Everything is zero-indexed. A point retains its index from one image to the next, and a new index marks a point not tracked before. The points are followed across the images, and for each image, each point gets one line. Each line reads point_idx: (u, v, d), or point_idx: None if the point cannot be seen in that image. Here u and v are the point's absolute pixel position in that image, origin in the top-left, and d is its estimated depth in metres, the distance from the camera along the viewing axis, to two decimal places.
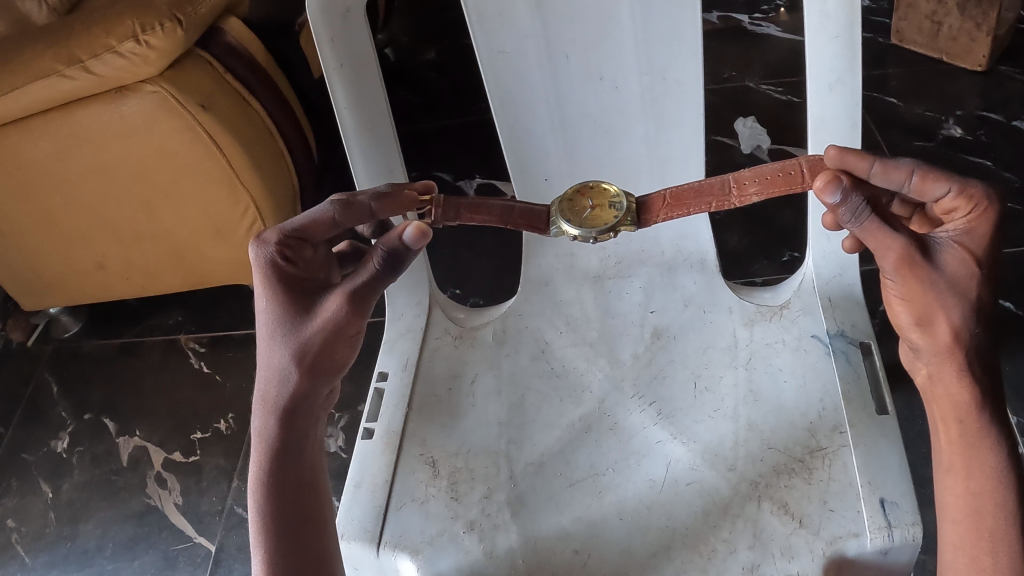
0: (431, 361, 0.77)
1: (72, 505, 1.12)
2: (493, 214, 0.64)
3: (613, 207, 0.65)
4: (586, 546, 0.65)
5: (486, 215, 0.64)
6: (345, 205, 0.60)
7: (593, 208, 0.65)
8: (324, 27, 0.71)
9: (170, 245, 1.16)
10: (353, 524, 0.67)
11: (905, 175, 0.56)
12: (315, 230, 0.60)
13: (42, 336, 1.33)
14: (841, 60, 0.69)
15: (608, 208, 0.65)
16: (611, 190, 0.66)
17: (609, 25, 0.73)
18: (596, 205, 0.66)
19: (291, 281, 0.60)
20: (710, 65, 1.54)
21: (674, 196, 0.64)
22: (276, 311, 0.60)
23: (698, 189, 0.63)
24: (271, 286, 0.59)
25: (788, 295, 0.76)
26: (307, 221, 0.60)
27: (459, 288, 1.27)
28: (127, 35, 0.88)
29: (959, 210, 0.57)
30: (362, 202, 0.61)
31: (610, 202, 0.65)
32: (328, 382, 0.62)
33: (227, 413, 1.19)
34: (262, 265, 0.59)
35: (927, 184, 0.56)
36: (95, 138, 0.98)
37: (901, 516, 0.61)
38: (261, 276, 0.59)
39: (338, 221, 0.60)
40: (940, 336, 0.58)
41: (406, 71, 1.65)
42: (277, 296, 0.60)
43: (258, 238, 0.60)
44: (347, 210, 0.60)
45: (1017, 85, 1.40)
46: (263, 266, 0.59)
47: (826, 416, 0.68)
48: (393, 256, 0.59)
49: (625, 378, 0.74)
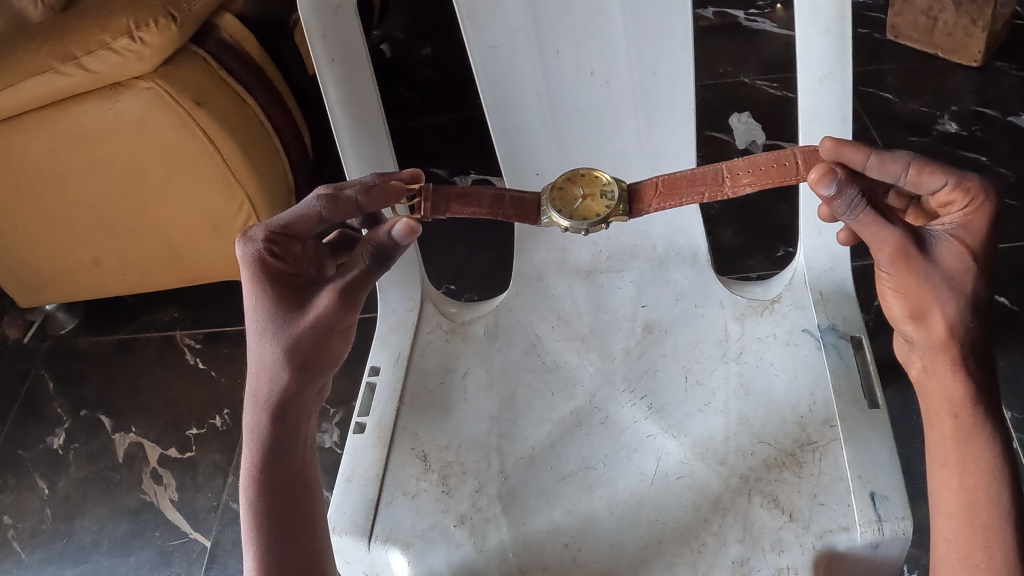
0: (423, 355, 0.77)
1: (68, 500, 1.12)
2: (482, 205, 0.65)
3: (603, 197, 0.65)
4: (576, 540, 0.65)
5: (476, 206, 0.65)
6: (331, 200, 0.60)
7: (583, 198, 0.66)
8: (315, 22, 0.71)
9: (165, 240, 1.16)
10: (345, 518, 0.67)
11: (902, 167, 0.56)
12: (302, 226, 0.60)
13: (39, 332, 1.33)
14: (832, 53, 0.69)
15: (600, 197, 0.65)
16: (602, 178, 0.66)
17: (601, 20, 0.73)
18: (586, 195, 0.66)
19: (279, 278, 0.60)
20: (706, 61, 1.53)
21: (666, 185, 0.64)
22: (265, 308, 0.59)
23: (691, 178, 0.63)
24: (260, 283, 0.59)
25: (779, 289, 0.77)
26: (294, 216, 0.60)
27: (454, 284, 1.28)
28: (122, 31, 0.88)
29: (955, 203, 0.56)
30: (349, 196, 0.61)
31: (601, 191, 0.65)
32: (320, 377, 0.62)
33: (223, 409, 1.19)
34: (248, 261, 0.58)
35: (924, 176, 0.56)
36: (90, 133, 0.98)
37: (891, 510, 0.61)
38: (248, 273, 0.59)
39: (326, 216, 0.60)
40: (934, 329, 0.58)
41: (401, 67, 1.65)
42: (265, 292, 0.59)
43: (244, 235, 0.59)
44: (334, 205, 0.60)
45: (1012, 80, 1.40)
46: (250, 262, 0.58)
47: (818, 409, 0.68)
48: (381, 252, 0.60)
49: (617, 372, 0.74)
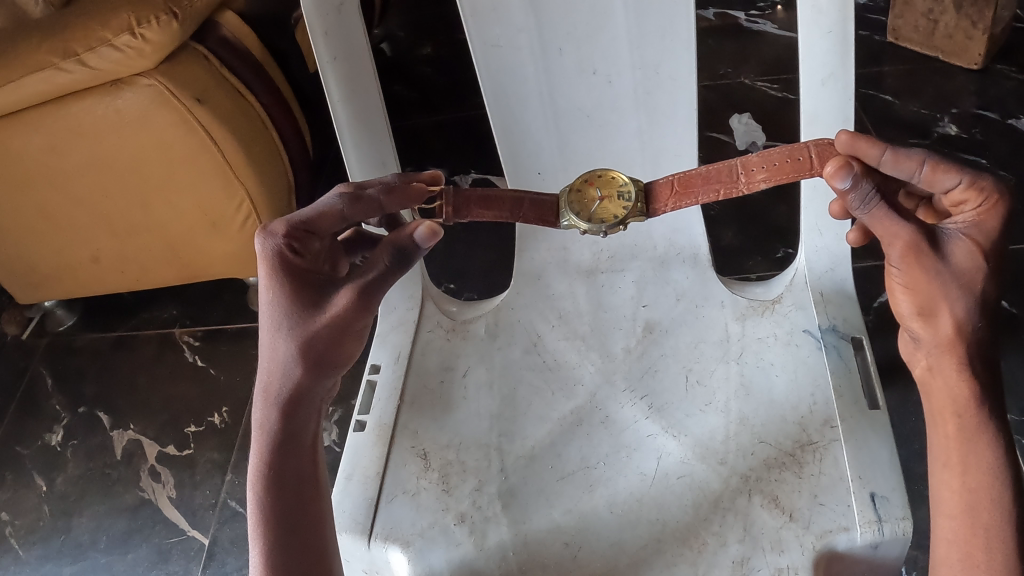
0: (423, 354, 0.77)
1: (66, 498, 1.12)
2: (502, 207, 0.66)
3: (621, 198, 0.66)
4: (577, 539, 0.65)
5: (496, 210, 0.66)
6: (352, 199, 0.60)
7: (600, 200, 0.66)
8: (317, 20, 0.71)
9: (163, 237, 1.16)
10: (345, 516, 0.67)
11: (917, 164, 0.55)
12: (323, 223, 0.60)
13: (37, 329, 1.33)
14: (834, 54, 0.69)
15: (617, 198, 0.66)
16: (619, 180, 0.67)
17: (603, 20, 0.73)
18: (603, 196, 0.66)
19: (298, 274, 0.59)
20: (706, 62, 1.54)
21: (681, 183, 0.65)
22: (281, 305, 0.59)
23: (706, 175, 0.64)
24: (278, 279, 0.59)
25: (780, 290, 0.76)
26: (315, 213, 0.60)
27: (453, 284, 1.28)
28: (123, 28, 0.87)
29: (968, 203, 0.56)
30: (371, 196, 0.61)
31: (618, 192, 0.66)
32: (331, 376, 0.62)
33: (221, 407, 1.19)
34: (267, 256, 0.58)
35: (938, 175, 0.55)
36: (89, 130, 0.98)
37: (891, 510, 0.62)
38: (267, 268, 0.58)
39: (348, 214, 0.60)
40: (941, 328, 0.58)
41: (402, 66, 1.65)
42: (282, 289, 0.59)
43: (263, 230, 0.59)
44: (356, 204, 0.60)
45: (1012, 84, 1.40)
46: (269, 258, 0.58)
47: (818, 410, 0.68)
48: (402, 253, 0.60)
49: (618, 372, 0.74)
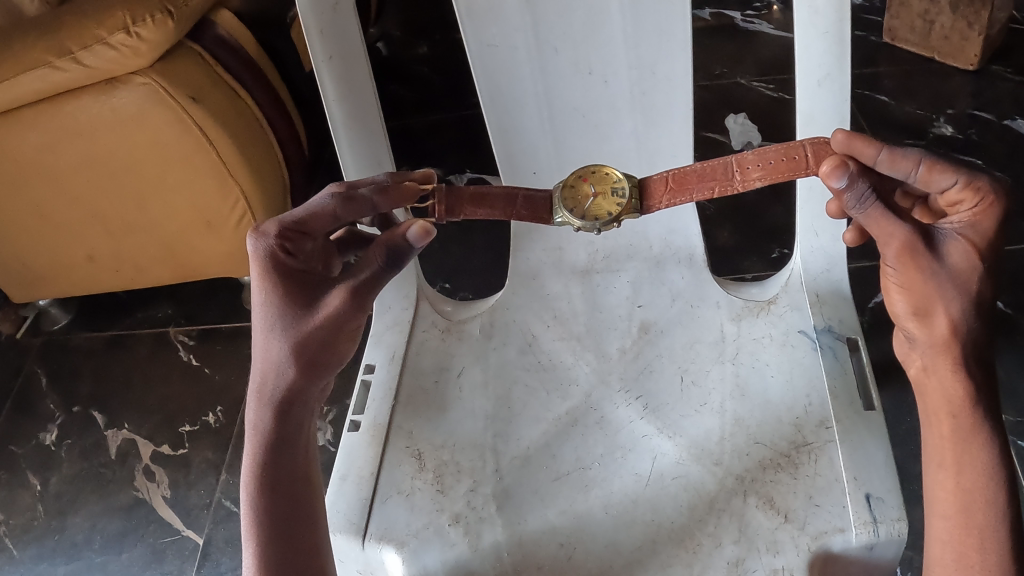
0: (418, 354, 0.76)
1: (60, 497, 1.11)
2: (496, 206, 0.66)
3: (615, 194, 0.66)
4: (571, 539, 0.65)
5: (490, 208, 0.66)
6: (345, 198, 0.60)
7: (594, 197, 0.66)
8: (312, 18, 0.70)
9: (158, 236, 1.15)
10: (339, 517, 0.66)
11: (913, 164, 0.55)
12: (315, 223, 0.60)
13: (31, 328, 1.33)
14: (830, 55, 0.69)
15: (610, 195, 0.66)
16: (613, 176, 0.67)
17: (599, 20, 0.72)
18: (597, 193, 0.66)
19: (291, 274, 0.59)
20: (702, 62, 1.54)
21: (676, 180, 0.65)
22: (275, 305, 0.59)
23: (701, 173, 0.64)
24: (270, 279, 0.58)
25: (776, 290, 0.76)
26: (308, 213, 0.59)
27: (448, 283, 1.27)
28: (118, 26, 0.87)
29: (964, 203, 0.56)
30: (364, 196, 0.60)
31: (612, 189, 0.66)
32: (325, 376, 0.62)
33: (216, 406, 1.18)
34: (260, 256, 0.58)
35: (933, 175, 0.55)
36: (84, 129, 0.97)
37: (887, 512, 0.61)
38: (259, 269, 0.58)
39: (340, 214, 0.60)
40: (937, 328, 0.58)
41: (397, 65, 1.64)
42: (275, 289, 0.59)
43: (256, 230, 0.59)
44: (349, 204, 0.60)
45: (1008, 85, 1.40)
46: (261, 258, 0.58)
47: (813, 410, 0.68)
48: (394, 253, 0.60)
49: (613, 372, 0.74)
